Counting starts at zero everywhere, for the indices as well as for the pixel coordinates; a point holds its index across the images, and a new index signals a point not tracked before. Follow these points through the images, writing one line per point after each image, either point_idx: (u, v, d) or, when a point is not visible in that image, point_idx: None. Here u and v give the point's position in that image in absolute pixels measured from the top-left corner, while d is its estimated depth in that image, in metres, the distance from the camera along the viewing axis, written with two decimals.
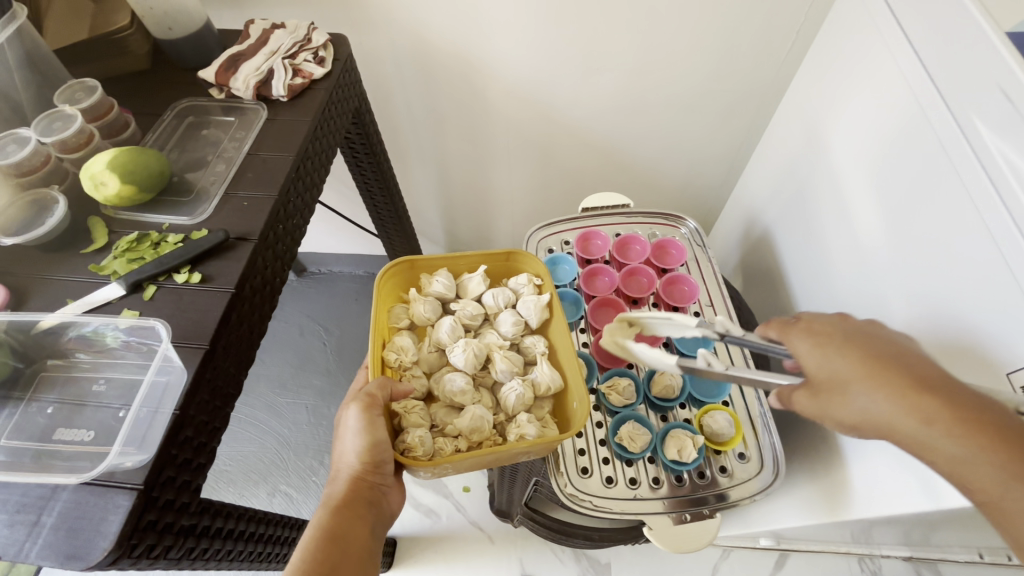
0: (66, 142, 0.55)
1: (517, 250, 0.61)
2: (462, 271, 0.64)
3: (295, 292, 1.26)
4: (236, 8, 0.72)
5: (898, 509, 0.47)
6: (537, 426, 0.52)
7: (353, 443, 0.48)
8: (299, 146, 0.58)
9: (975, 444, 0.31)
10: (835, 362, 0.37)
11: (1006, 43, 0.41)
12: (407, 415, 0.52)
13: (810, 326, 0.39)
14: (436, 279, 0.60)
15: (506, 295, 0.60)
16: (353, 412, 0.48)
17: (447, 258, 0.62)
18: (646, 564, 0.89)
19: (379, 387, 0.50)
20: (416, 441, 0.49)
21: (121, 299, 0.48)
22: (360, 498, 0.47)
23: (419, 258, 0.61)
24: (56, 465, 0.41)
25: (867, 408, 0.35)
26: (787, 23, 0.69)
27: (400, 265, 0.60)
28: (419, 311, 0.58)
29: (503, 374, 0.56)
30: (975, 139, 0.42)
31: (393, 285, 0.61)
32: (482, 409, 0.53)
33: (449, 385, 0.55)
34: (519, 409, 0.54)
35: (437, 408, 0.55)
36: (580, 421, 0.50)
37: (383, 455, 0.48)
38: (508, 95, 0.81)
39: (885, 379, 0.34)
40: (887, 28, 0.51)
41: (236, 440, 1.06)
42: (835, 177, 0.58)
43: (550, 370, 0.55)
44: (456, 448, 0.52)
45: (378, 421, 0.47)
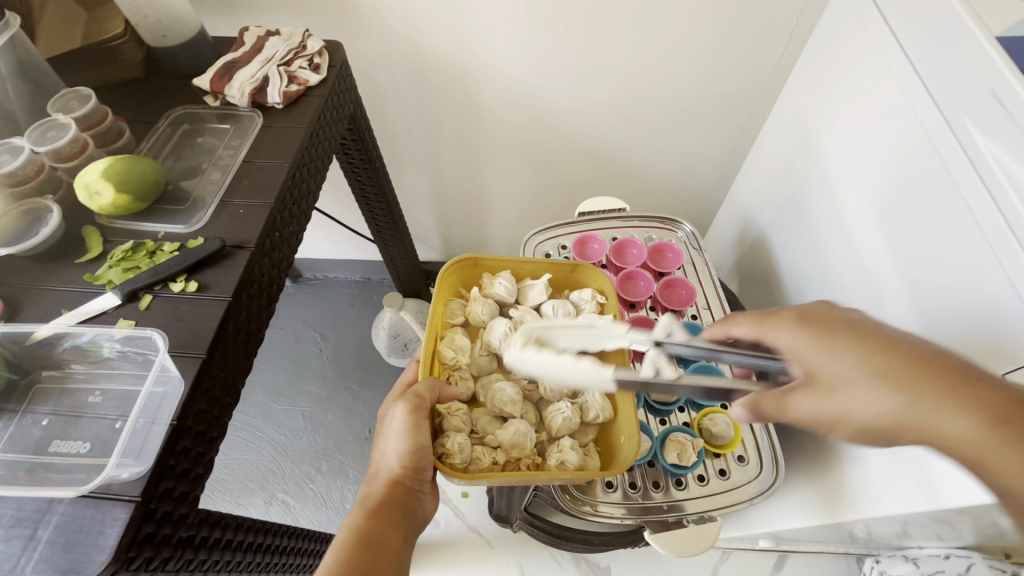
0: (61, 151, 0.55)
1: (586, 264, 0.61)
2: (524, 275, 0.63)
3: (290, 298, 1.25)
4: (230, 15, 0.72)
5: (897, 509, 0.47)
6: (579, 454, 0.51)
7: (397, 445, 0.47)
8: (294, 153, 0.58)
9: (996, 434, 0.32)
10: (846, 361, 0.37)
11: (997, 47, 0.41)
12: (450, 417, 0.52)
13: (804, 326, 0.41)
14: (498, 280, 0.60)
15: (565, 309, 0.60)
16: (399, 413, 0.48)
17: (513, 261, 0.62)
18: (646, 567, 0.89)
19: (427, 389, 0.50)
20: (456, 448, 0.49)
21: (116, 309, 0.47)
22: (396, 502, 0.47)
23: (484, 258, 0.62)
24: (51, 478, 0.41)
25: (883, 404, 0.36)
26: (779, 28, 0.69)
27: (463, 262, 0.61)
28: (477, 311, 0.59)
29: (552, 392, 0.56)
30: (967, 141, 0.42)
31: (451, 283, 0.62)
32: (527, 425, 0.53)
33: (499, 394, 0.55)
34: (564, 432, 0.54)
35: (480, 414, 0.55)
36: (625, 460, 0.50)
37: (423, 461, 0.48)
38: (503, 101, 0.81)
39: (893, 374, 0.36)
40: (881, 33, 0.52)
41: (232, 447, 1.05)
42: (830, 181, 0.59)
43: (601, 398, 0.54)
44: (493, 460, 0.51)
45: (423, 426, 0.47)
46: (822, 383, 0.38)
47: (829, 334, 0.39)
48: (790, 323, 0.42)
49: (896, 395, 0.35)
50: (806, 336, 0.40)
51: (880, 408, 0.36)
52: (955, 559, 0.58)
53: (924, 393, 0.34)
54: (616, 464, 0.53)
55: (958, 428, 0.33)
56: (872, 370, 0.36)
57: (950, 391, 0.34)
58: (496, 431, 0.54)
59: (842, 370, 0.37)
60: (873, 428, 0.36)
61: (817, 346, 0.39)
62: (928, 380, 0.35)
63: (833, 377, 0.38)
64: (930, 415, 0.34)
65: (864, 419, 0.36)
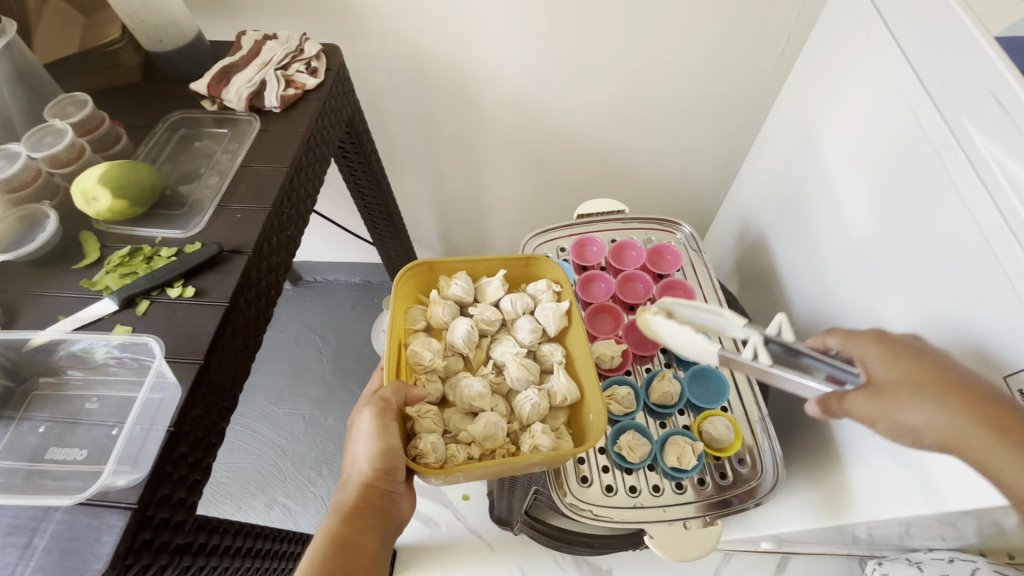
0: (58, 156, 0.55)
1: (538, 256, 0.61)
2: (481, 274, 0.63)
3: (290, 300, 1.25)
4: (228, 19, 0.72)
5: (898, 513, 0.47)
6: (551, 437, 0.51)
7: (366, 448, 0.47)
8: (291, 157, 0.58)
9: None
10: (905, 371, 0.40)
11: (995, 47, 0.41)
12: (421, 419, 0.51)
13: (875, 338, 0.43)
14: (454, 281, 0.60)
15: (524, 301, 0.60)
16: (366, 417, 0.47)
17: (465, 261, 0.62)
18: (647, 569, 0.89)
19: (393, 392, 0.49)
20: (428, 447, 0.49)
21: (113, 314, 0.47)
22: (371, 506, 0.47)
23: (437, 261, 0.61)
24: (47, 485, 0.41)
25: (933, 417, 0.39)
26: (778, 28, 0.69)
27: (417, 267, 0.60)
28: (438, 314, 0.58)
29: (519, 382, 0.56)
30: (966, 142, 0.42)
31: (411, 286, 0.61)
32: (497, 416, 0.52)
33: (466, 390, 0.55)
34: (534, 419, 0.54)
35: (452, 413, 0.55)
36: (594, 436, 0.49)
37: (394, 462, 0.48)
38: (501, 103, 0.81)
39: (944, 389, 0.39)
40: (877, 32, 0.51)
41: (233, 451, 1.05)
42: (830, 181, 0.58)
43: (567, 379, 0.55)
44: (468, 456, 0.51)
45: (391, 427, 0.47)
46: (876, 385, 0.41)
47: (895, 348, 0.42)
48: (861, 333, 0.44)
49: (944, 407, 0.38)
50: (873, 345, 0.43)
51: (923, 418, 0.39)
52: (960, 563, 0.57)
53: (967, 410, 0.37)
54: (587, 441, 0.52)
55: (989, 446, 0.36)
56: (928, 381, 0.39)
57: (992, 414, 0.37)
58: (468, 427, 0.53)
59: (898, 377, 0.40)
60: (911, 434, 0.40)
61: (881, 356, 0.42)
62: (970, 401, 0.38)
63: (888, 383, 0.40)
64: (971, 433, 0.37)
65: (909, 426, 0.40)
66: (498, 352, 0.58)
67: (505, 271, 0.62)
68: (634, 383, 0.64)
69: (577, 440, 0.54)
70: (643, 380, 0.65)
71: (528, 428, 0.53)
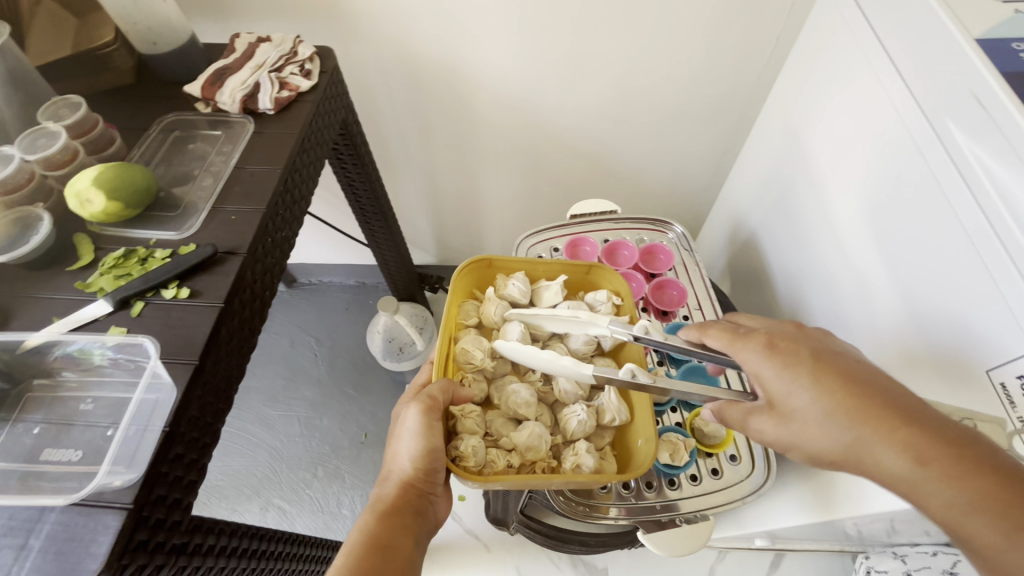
0: (51, 159, 0.55)
1: (601, 265, 0.62)
2: (539, 277, 0.64)
3: (285, 302, 1.25)
4: (222, 21, 0.72)
5: (886, 506, 0.47)
6: (594, 457, 0.52)
7: (409, 446, 0.48)
8: (286, 158, 0.59)
9: (964, 490, 0.34)
10: (801, 395, 0.40)
11: (975, 47, 0.42)
12: (464, 419, 0.52)
13: (770, 354, 0.42)
14: (512, 282, 0.60)
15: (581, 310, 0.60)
16: (412, 413, 0.48)
17: (527, 262, 0.63)
18: (642, 567, 0.90)
19: (441, 390, 0.51)
20: (469, 450, 0.49)
21: (108, 315, 0.47)
22: (408, 505, 0.47)
23: (497, 259, 0.62)
24: (42, 486, 0.41)
25: (830, 439, 0.39)
26: (767, 30, 0.70)
27: (480, 263, 0.62)
28: (492, 312, 0.59)
29: (567, 394, 0.56)
30: (948, 141, 0.43)
31: (467, 283, 0.62)
32: (542, 428, 0.53)
33: (513, 396, 0.55)
34: (579, 435, 0.54)
35: (494, 416, 0.55)
36: (641, 464, 0.51)
37: (436, 463, 0.48)
38: (495, 105, 0.81)
39: (848, 415, 0.38)
40: (863, 34, 0.53)
41: (228, 453, 1.05)
42: (819, 182, 0.59)
43: (617, 400, 0.54)
44: (507, 463, 0.52)
45: (436, 426, 0.48)
46: (781, 413, 0.41)
47: (792, 364, 0.41)
48: (750, 340, 0.44)
49: (847, 432, 0.38)
50: (770, 363, 0.42)
51: (830, 441, 0.39)
52: (943, 556, 0.59)
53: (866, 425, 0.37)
54: (633, 466, 0.53)
55: (895, 464, 0.36)
56: (828, 405, 0.39)
57: (893, 425, 0.36)
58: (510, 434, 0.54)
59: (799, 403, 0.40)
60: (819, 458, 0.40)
61: (779, 375, 0.41)
62: (876, 421, 0.37)
63: (792, 408, 0.41)
64: (876, 454, 0.37)
65: (816, 449, 0.40)
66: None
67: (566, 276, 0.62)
68: None
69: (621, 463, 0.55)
70: None
71: (572, 444, 0.54)
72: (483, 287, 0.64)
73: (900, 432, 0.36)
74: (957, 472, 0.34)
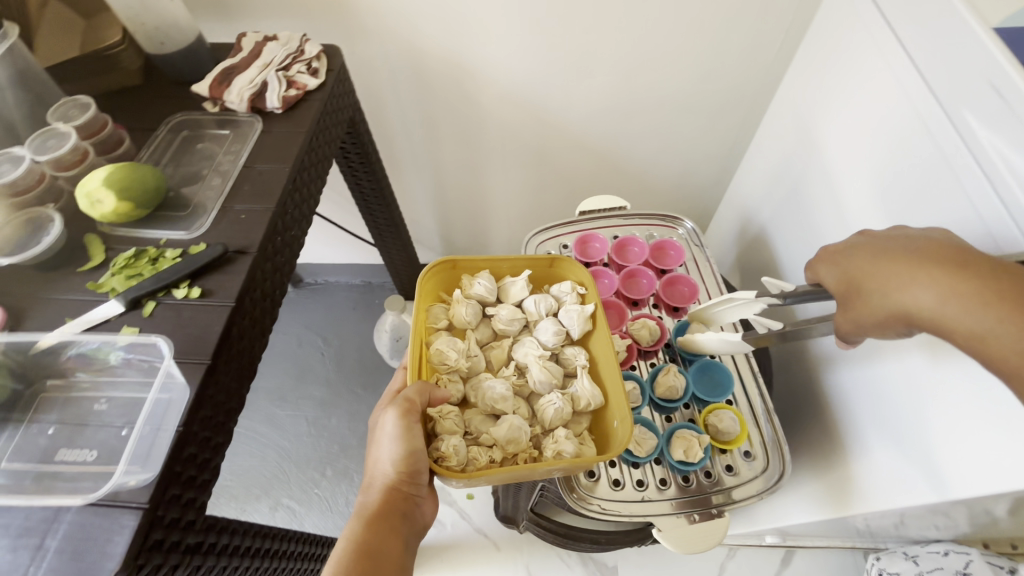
0: (61, 159, 0.55)
1: (563, 256, 0.61)
2: (504, 274, 0.64)
3: (292, 303, 1.25)
4: (229, 21, 0.72)
5: (905, 502, 0.47)
6: (575, 443, 0.51)
7: (389, 450, 0.48)
8: (294, 157, 0.58)
9: (974, 300, 0.34)
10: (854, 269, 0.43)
11: (994, 38, 0.41)
12: (442, 421, 0.51)
13: (823, 253, 0.48)
14: (478, 281, 0.60)
15: (548, 302, 0.60)
16: (390, 418, 0.47)
17: (490, 260, 0.62)
18: (653, 565, 0.89)
19: (417, 393, 0.49)
20: (451, 450, 0.48)
21: (119, 316, 0.47)
22: (394, 510, 0.48)
23: (461, 260, 0.62)
24: (57, 486, 0.41)
25: (889, 298, 0.39)
26: (776, 23, 0.70)
27: (442, 265, 0.61)
28: (461, 313, 0.59)
29: (542, 385, 0.56)
30: (965, 130, 0.42)
31: (434, 285, 0.62)
32: (521, 420, 0.53)
33: (488, 392, 0.55)
34: (557, 423, 0.54)
35: (473, 414, 0.55)
36: (619, 444, 0.50)
37: (417, 465, 0.48)
38: (501, 101, 0.81)
39: (892, 266, 0.39)
40: (875, 25, 0.52)
41: (237, 454, 1.05)
42: (829, 175, 0.59)
43: (590, 385, 0.55)
44: (490, 459, 0.51)
45: (415, 428, 0.47)
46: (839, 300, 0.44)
47: (839, 252, 0.46)
48: (819, 255, 0.48)
49: (891, 286, 0.39)
50: (825, 258, 0.47)
51: (879, 304, 0.39)
52: (954, 556, 0.60)
53: (878, 277, 0.40)
54: (613, 448, 0.53)
55: (925, 298, 0.36)
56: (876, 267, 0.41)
57: (908, 262, 0.38)
58: (489, 429, 0.54)
59: (841, 279, 0.44)
60: (886, 325, 0.39)
61: (831, 268, 0.46)
62: (907, 262, 0.38)
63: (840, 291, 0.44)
64: (912, 296, 0.37)
65: (882, 314, 0.39)
66: (520, 353, 0.59)
67: (529, 271, 0.62)
68: (639, 377, 0.64)
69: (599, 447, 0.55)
70: (648, 374, 0.65)
71: (551, 433, 0.53)
72: (450, 289, 0.63)
73: (918, 265, 0.37)
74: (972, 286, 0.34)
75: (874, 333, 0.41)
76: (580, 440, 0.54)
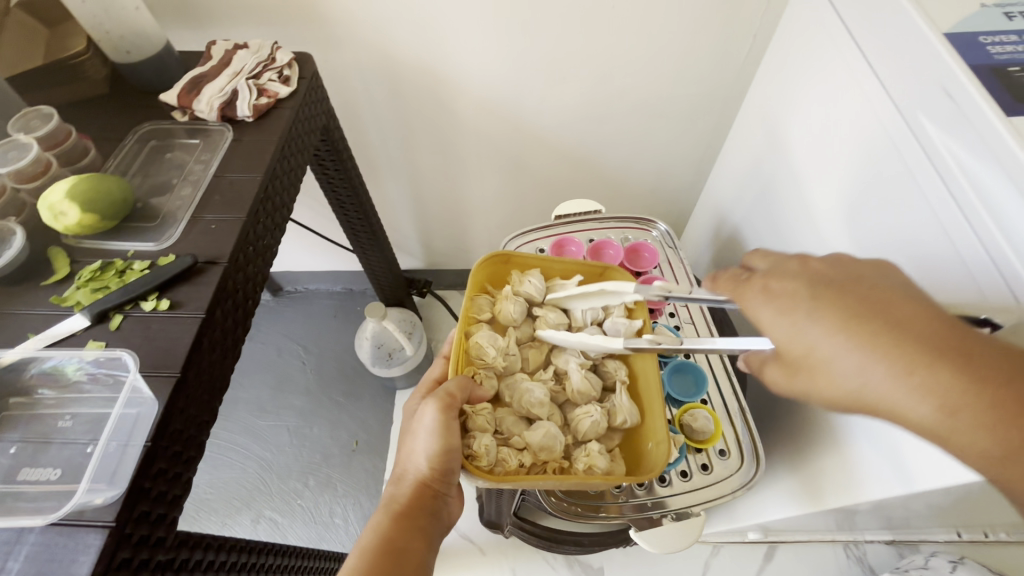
0: (22, 171, 0.54)
1: (616, 266, 0.61)
2: (555, 274, 0.63)
3: (270, 312, 1.24)
4: (198, 29, 0.71)
5: (875, 496, 0.48)
6: (607, 460, 0.52)
7: (425, 446, 0.48)
8: (266, 165, 0.58)
9: (959, 420, 0.29)
10: (807, 336, 0.35)
11: (945, 44, 0.42)
12: (475, 416, 0.52)
13: (764, 298, 0.38)
14: (528, 279, 0.60)
15: (596, 311, 0.59)
16: (430, 412, 0.48)
17: (543, 259, 0.62)
18: (638, 565, 0.90)
19: (457, 387, 0.51)
20: (482, 450, 0.49)
21: (85, 330, 0.47)
22: (423, 507, 0.48)
23: (515, 255, 0.62)
24: (19, 507, 0.39)
25: (849, 381, 0.33)
26: (743, 27, 0.71)
27: (496, 258, 0.62)
28: (508, 310, 0.59)
29: (579, 395, 0.57)
30: (921, 134, 0.43)
31: (483, 277, 0.62)
32: (556, 428, 0.53)
33: (526, 395, 0.56)
34: (591, 436, 0.55)
35: (506, 414, 0.55)
36: (654, 468, 0.51)
37: (451, 463, 0.48)
38: (475, 108, 0.81)
39: (860, 344, 0.33)
40: (836, 30, 0.53)
41: (216, 466, 1.04)
42: (798, 179, 0.60)
43: (629, 403, 0.56)
44: (519, 463, 0.52)
45: (452, 425, 0.48)
46: (791, 359, 0.36)
47: (789, 304, 0.36)
48: (753, 284, 0.39)
49: (863, 372, 0.32)
50: (765, 309, 0.38)
51: (840, 382, 0.34)
52: None
53: (844, 358, 0.33)
54: (643, 469, 0.54)
55: (917, 411, 0.30)
56: (838, 341, 0.33)
57: (885, 350, 0.32)
58: (521, 433, 0.54)
59: (795, 340, 0.36)
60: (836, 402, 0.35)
61: (781, 318, 0.36)
62: (883, 349, 0.32)
63: (794, 353, 0.36)
64: (890, 396, 0.31)
65: (830, 395, 0.34)
66: (561, 360, 0.59)
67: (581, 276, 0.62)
68: None
69: (629, 465, 0.56)
70: None
71: (584, 445, 0.54)
72: (497, 283, 0.64)
73: (905, 361, 0.31)
74: (968, 402, 0.29)
75: (824, 405, 0.36)
76: (612, 455, 0.55)
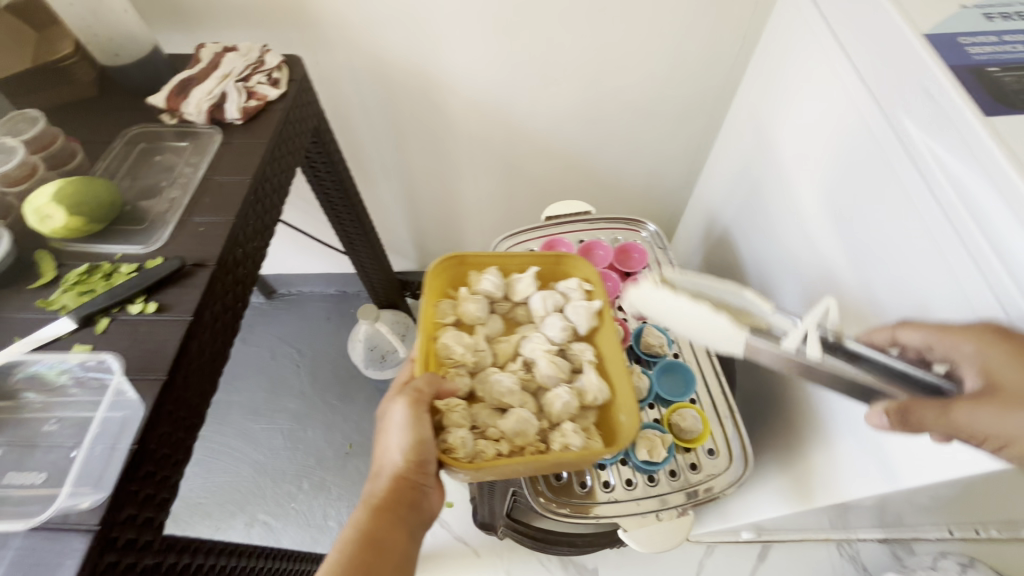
0: (9, 174, 0.54)
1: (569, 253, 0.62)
2: (511, 270, 0.64)
3: (264, 315, 1.23)
4: (187, 31, 0.71)
5: (863, 494, 0.48)
6: (582, 437, 0.52)
7: (399, 440, 0.48)
8: (255, 167, 0.58)
9: None
10: None
11: (926, 46, 0.43)
12: (449, 413, 0.51)
13: (998, 341, 0.34)
14: (485, 277, 0.60)
15: (555, 299, 0.60)
16: (400, 408, 0.49)
17: (497, 257, 0.63)
18: (633, 566, 0.90)
19: (425, 383, 0.51)
20: (458, 442, 0.49)
21: (72, 333, 0.47)
22: (403, 498, 0.48)
23: (469, 255, 0.62)
24: (4, 511, 0.39)
25: None
26: (732, 28, 0.71)
27: (449, 261, 0.61)
28: (470, 310, 0.59)
29: (550, 379, 0.56)
30: (901, 132, 0.44)
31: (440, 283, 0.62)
32: (528, 413, 0.53)
33: (497, 385, 0.55)
34: (564, 417, 0.54)
35: (481, 408, 0.54)
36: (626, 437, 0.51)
37: (426, 454, 0.49)
38: (467, 110, 0.82)
39: None
40: (820, 32, 0.54)
41: (210, 470, 1.03)
42: (786, 180, 0.61)
43: (597, 379, 0.55)
44: (498, 451, 0.50)
45: (424, 417, 0.48)
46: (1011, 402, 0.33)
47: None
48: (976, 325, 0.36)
49: None
50: (998, 353, 0.34)
51: None
52: None
53: None
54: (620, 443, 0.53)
55: None
56: None
57: None
58: (496, 423, 0.53)
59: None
60: None
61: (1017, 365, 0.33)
62: None
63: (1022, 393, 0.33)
64: None
65: None
66: (528, 348, 0.59)
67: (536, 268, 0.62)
68: None
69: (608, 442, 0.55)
70: None
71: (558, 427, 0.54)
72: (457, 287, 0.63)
73: None
74: None
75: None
76: (587, 434, 0.54)
